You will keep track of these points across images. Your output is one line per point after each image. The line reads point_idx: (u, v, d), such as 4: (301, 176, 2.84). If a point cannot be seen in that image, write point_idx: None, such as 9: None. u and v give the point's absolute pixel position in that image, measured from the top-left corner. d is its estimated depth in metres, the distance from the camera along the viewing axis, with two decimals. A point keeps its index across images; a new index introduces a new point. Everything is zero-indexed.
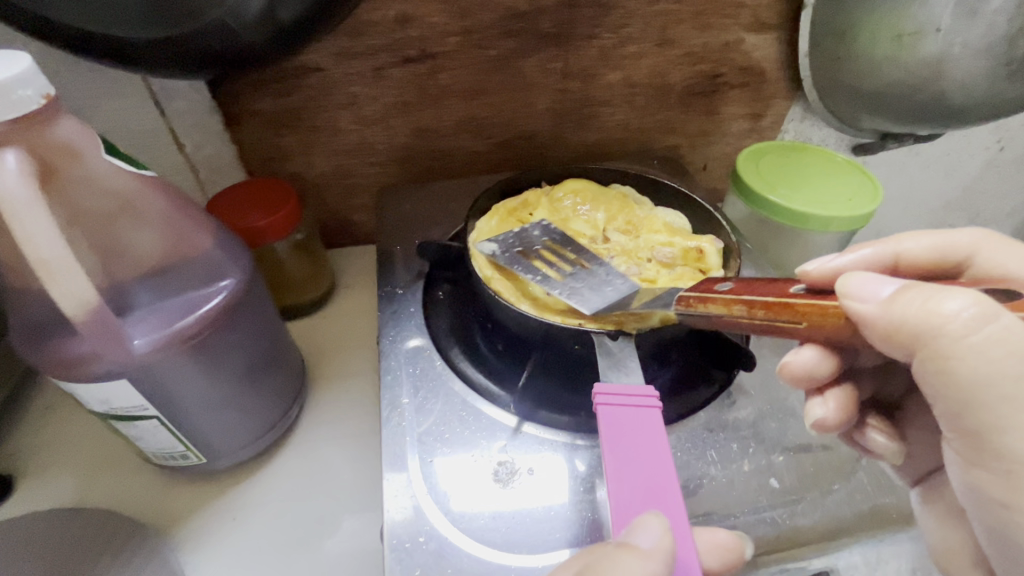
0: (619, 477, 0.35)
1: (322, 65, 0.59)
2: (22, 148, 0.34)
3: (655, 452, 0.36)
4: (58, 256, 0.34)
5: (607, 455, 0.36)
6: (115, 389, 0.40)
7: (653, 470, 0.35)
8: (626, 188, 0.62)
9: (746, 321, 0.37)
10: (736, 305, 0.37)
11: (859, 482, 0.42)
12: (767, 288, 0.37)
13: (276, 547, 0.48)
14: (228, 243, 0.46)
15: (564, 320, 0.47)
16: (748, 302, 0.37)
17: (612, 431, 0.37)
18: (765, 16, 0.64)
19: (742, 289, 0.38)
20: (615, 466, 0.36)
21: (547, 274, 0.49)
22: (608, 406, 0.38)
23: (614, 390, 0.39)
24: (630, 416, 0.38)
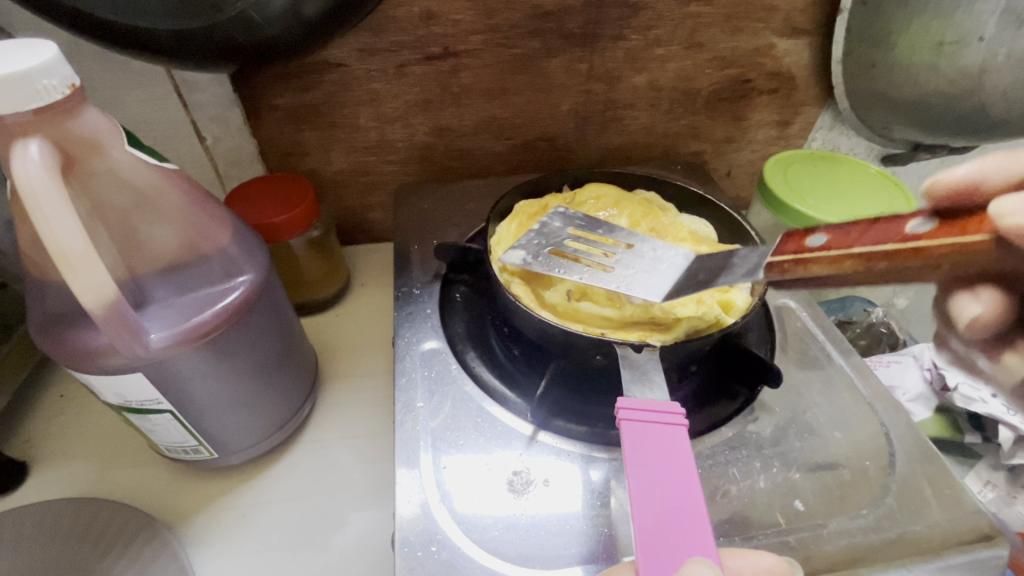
0: (644, 494, 0.34)
1: (344, 61, 0.59)
2: (45, 138, 0.34)
3: (679, 471, 0.35)
4: (77, 248, 0.34)
5: (631, 472, 0.35)
6: (129, 381, 0.40)
7: (677, 488, 0.34)
8: (650, 194, 0.60)
9: (858, 272, 0.37)
10: (845, 258, 0.37)
11: (889, 507, 0.40)
12: (877, 230, 0.37)
13: (283, 547, 0.47)
14: (244, 240, 0.46)
15: (586, 329, 0.47)
16: (856, 260, 0.37)
17: (636, 448, 0.36)
18: (797, 21, 0.62)
19: (843, 245, 0.38)
20: (637, 483, 0.35)
21: (591, 266, 0.46)
22: (631, 421, 0.37)
23: (639, 406, 0.38)
24: (652, 433, 0.37)
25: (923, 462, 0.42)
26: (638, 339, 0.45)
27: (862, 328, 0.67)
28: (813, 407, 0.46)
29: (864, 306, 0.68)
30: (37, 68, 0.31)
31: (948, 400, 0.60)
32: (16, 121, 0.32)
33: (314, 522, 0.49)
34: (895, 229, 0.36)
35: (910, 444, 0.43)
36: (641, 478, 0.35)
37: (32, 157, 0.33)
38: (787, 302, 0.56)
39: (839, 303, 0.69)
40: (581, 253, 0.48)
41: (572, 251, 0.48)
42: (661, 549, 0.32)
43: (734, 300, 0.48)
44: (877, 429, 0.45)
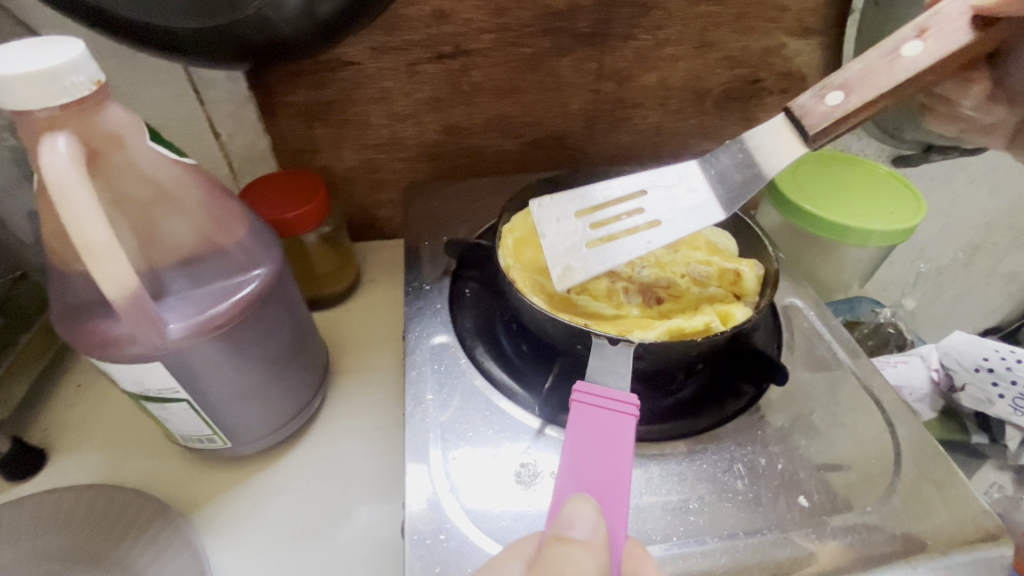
0: (572, 467, 0.35)
1: (357, 59, 0.59)
2: (72, 133, 0.35)
3: (615, 452, 0.36)
4: (101, 240, 0.35)
5: (567, 446, 0.36)
6: (147, 370, 0.41)
7: (606, 467, 0.35)
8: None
9: (890, 98, 0.41)
10: (875, 104, 0.40)
11: (894, 505, 0.40)
12: (885, 63, 0.40)
13: (294, 535, 0.48)
14: (259, 234, 0.47)
15: (573, 319, 0.48)
16: (885, 97, 0.40)
17: (579, 426, 0.37)
18: (809, 21, 0.62)
19: (872, 90, 0.40)
20: (572, 457, 0.36)
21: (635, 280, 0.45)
22: (582, 402, 0.38)
23: (593, 389, 0.38)
24: (602, 416, 0.37)
25: (929, 461, 0.42)
26: (618, 333, 0.46)
27: (870, 328, 0.68)
28: (819, 406, 0.47)
29: (872, 306, 0.68)
30: (67, 65, 0.32)
31: (955, 399, 0.59)
32: (44, 115, 0.34)
33: (324, 512, 0.50)
34: (896, 62, 0.40)
35: (916, 444, 0.43)
36: (577, 454, 0.36)
37: (59, 151, 0.34)
38: (794, 301, 0.56)
39: (847, 302, 0.68)
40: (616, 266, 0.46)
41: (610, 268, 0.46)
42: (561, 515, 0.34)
43: (734, 312, 0.47)
44: (883, 428, 0.45)
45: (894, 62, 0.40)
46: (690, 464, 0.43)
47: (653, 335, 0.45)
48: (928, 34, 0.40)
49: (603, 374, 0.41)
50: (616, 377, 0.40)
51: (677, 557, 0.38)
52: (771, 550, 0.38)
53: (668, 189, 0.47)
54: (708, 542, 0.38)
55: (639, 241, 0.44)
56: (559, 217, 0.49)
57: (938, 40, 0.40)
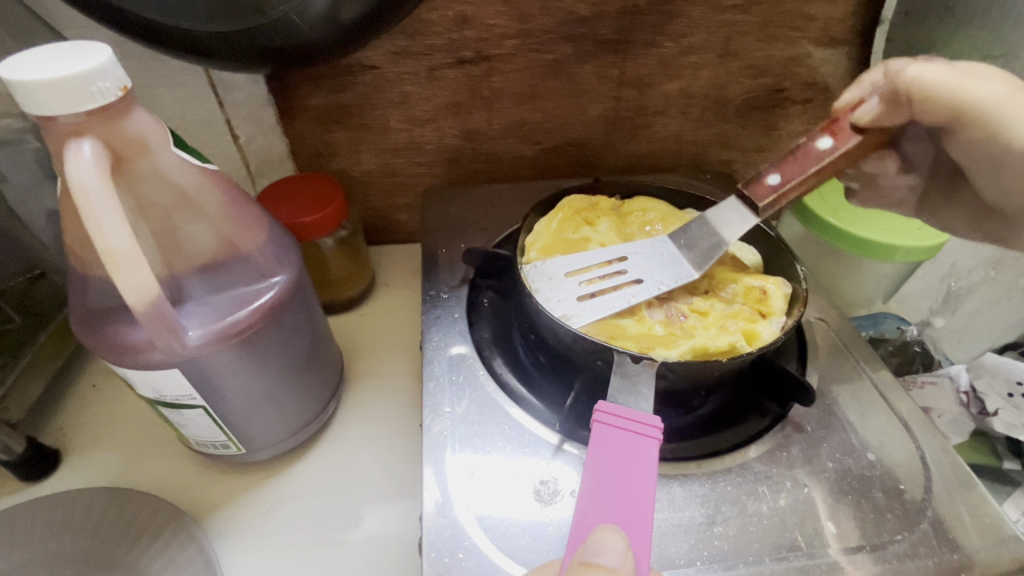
0: (594, 493, 0.34)
1: (377, 63, 0.59)
2: (98, 139, 0.35)
3: (638, 479, 0.35)
4: (125, 247, 0.34)
5: (588, 471, 0.35)
6: (166, 377, 0.41)
7: (629, 495, 0.34)
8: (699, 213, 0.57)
9: (813, 183, 0.42)
10: (802, 184, 0.41)
11: (925, 533, 0.39)
12: (803, 155, 0.42)
13: (308, 546, 0.48)
14: (278, 240, 0.46)
15: (594, 330, 0.46)
16: (812, 177, 0.41)
17: (599, 450, 0.36)
18: (836, 30, 0.61)
19: (795, 171, 0.41)
20: (594, 482, 0.35)
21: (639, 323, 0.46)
22: (602, 423, 0.37)
23: (613, 410, 0.38)
24: (623, 438, 0.36)
25: (961, 488, 0.41)
26: (639, 350, 0.44)
27: (895, 345, 0.65)
28: (846, 428, 0.45)
29: (898, 323, 0.66)
30: (93, 70, 0.32)
31: (986, 425, 0.58)
32: (71, 121, 0.33)
33: (337, 522, 0.49)
34: (819, 154, 0.42)
35: (947, 469, 0.42)
36: (597, 480, 0.35)
37: (86, 157, 0.33)
38: (819, 317, 0.55)
39: (870, 319, 0.67)
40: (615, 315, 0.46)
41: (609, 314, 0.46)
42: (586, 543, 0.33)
43: (760, 332, 0.46)
44: (912, 452, 0.44)
45: (809, 147, 0.42)
46: (714, 485, 0.42)
47: (676, 353, 0.44)
48: (832, 130, 0.43)
49: (628, 394, 0.40)
50: (641, 399, 0.40)
51: None
52: None
53: (645, 252, 0.50)
54: (733, 566, 0.37)
55: (625, 298, 0.47)
56: (548, 276, 0.49)
57: (843, 135, 0.42)
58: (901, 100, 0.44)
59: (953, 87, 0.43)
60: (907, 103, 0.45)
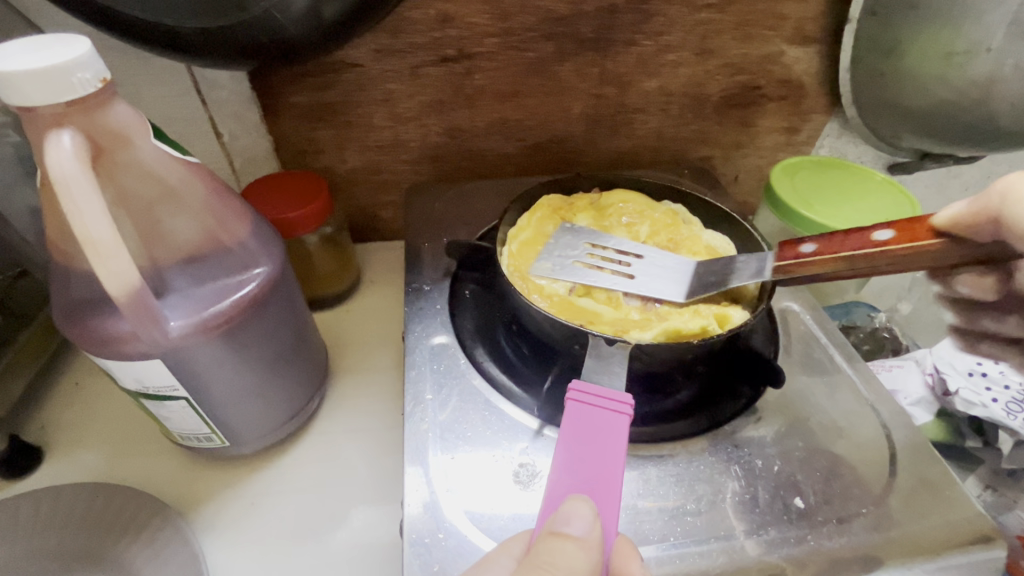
0: (567, 466, 0.36)
1: (360, 61, 0.60)
2: (77, 130, 0.35)
3: (611, 454, 0.36)
4: (104, 236, 0.35)
5: (562, 445, 0.36)
6: (147, 367, 0.41)
7: (601, 468, 0.35)
8: (677, 207, 0.59)
9: (851, 268, 0.42)
10: (835, 263, 0.42)
11: (889, 508, 0.40)
12: (853, 239, 0.42)
13: (291, 536, 0.48)
14: (261, 233, 0.47)
15: (573, 320, 0.47)
16: (849, 258, 0.41)
17: (573, 426, 0.37)
18: (808, 29, 0.63)
19: (833, 249, 0.42)
20: (567, 456, 0.36)
21: (612, 311, 0.49)
22: (577, 402, 0.38)
23: (588, 388, 0.38)
24: (596, 417, 0.37)
25: (924, 465, 0.43)
26: (614, 333, 0.46)
27: (866, 332, 0.67)
28: (816, 410, 0.47)
29: (868, 311, 0.68)
30: (72, 61, 0.32)
31: (949, 404, 0.59)
32: (50, 112, 0.34)
33: (323, 512, 0.50)
34: (864, 240, 0.41)
35: (911, 446, 0.44)
36: (570, 454, 0.36)
37: (65, 147, 0.34)
38: (791, 305, 0.56)
39: (843, 307, 0.69)
40: (592, 305, 0.49)
41: (584, 306, 0.49)
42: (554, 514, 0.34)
43: (731, 315, 0.48)
44: (879, 431, 0.45)
45: (865, 236, 0.41)
46: (688, 465, 0.43)
47: (650, 335, 0.46)
48: (903, 225, 0.41)
49: (604, 375, 0.41)
50: (615, 378, 0.41)
51: (675, 557, 0.38)
52: (769, 550, 0.38)
53: (664, 260, 0.51)
54: (705, 541, 0.39)
55: (607, 282, 0.49)
56: (568, 237, 0.54)
57: (912, 234, 0.40)
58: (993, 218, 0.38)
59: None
60: (987, 224, 0.38)
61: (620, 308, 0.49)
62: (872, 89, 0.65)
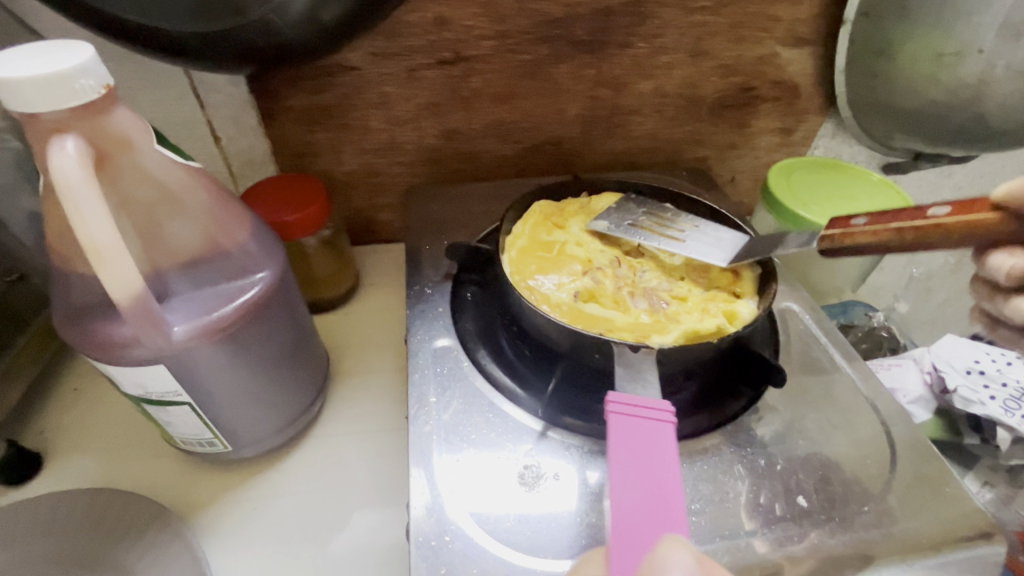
0: (626, 482, 0.36)
1: (357, 64, 0.60)
2: (81, 135, 0.35)
3: (661, 463, 0.37)
4: (108, 241, 0.35)
5: (613, 462, 0.37)
6: (151, 373, 0.41)
7: (656, 479, 0.36)
8: (669, 205, 0.59)
9: (903, 242, 0.40)
10: (884, 236, 0.41)
11: (889, 505, 0.41)
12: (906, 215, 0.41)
13: (296, 540, 0.48)
14: (263, 237, 0.47)
15: (587, 328, 0.47)
16: (898, 232, 0.40)
17: (619, 439, 0.38)
18: (801, 31, 0.64)
19: (884, 221, 0.41)
20: (622, 471, 0.37)
21: (625, 316, 0.49)
22: (618, 415, 0.39)
23: (626, 400, 0.40)
24: (640, 428, 0.39)
25: (924, 462, 0.43)
26: (636, 339, 0.46)
27: (864, 331, 0.68)
28: (817, 408, 0.47)
29: (866, 311, 0.69)
30: (76, 67, 0.32)
31: (946, 402, 0.60)
32: (53, 118, 0.34)
33: (327, 516, 0.50)
34: (918, 215, 0.40)
35: (910, 444, 0.44)
36: (623, 467, 0.37)
37: (69, 153, 0.34)
38: (790, 305, 0.56)
39: (841, 307, 0.69)
40: (604, 310, 0.49)
41: (595, 312, 0.49)
42: (630, 535, 0.33)
43: (739, 311, 0.48)
44: (878, 429, 0.46)
45: (919, 211, 0.40)
46: (691, 465, 0.44)
47: (670, 338, 0.46)
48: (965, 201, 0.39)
49: None
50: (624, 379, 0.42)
51: None
52: (772, 549, 0.39)
53: (717, 232, 0.53)
54: (709, 541, 0.39)
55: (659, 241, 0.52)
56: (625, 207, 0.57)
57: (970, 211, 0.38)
58: None
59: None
60: None
61: (631, 312, 0.49)
62: (865, 90, 0.66)
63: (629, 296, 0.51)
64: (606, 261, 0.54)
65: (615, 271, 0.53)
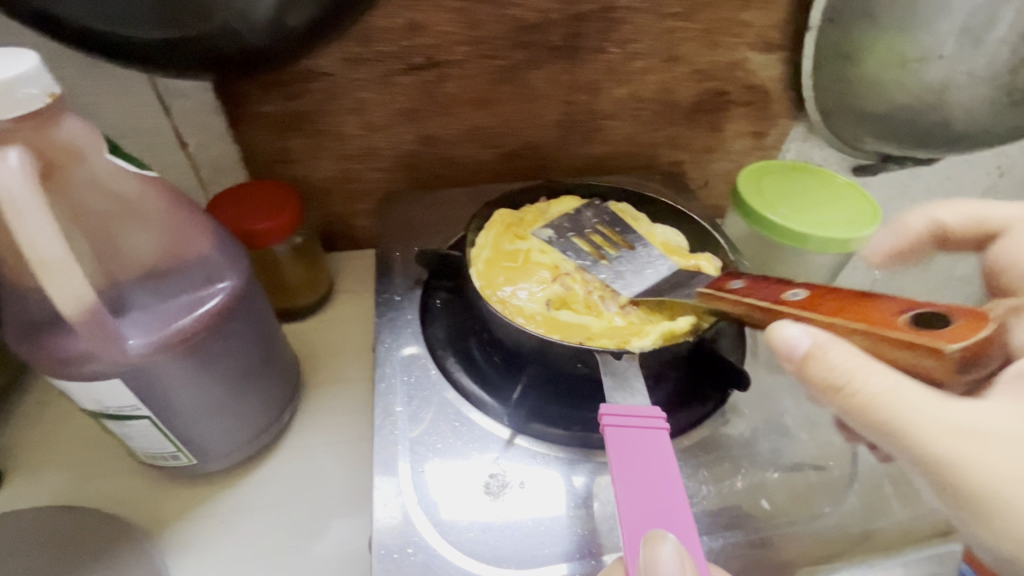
0: (633, 498, 0.35)
1: (329, 70, 0.59)
2: (24, 146, 0.34)
3: (666, 475, 0.36)
4: (56, 255, 0.34)
5: (618, 479, 0.35)
6: (106, 388, 0.40)
7: (663, 492, 0.35)
8: (626, 204, 0.60)
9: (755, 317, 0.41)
10: (738, 305, 0.42)
11: (851, 506, 0.41)
12: (772, 290, 0.42)
13: (263, 554, 0.48)
14: (225, 246, 0.46)
15: (565, 338, 0.47)
16: (747, 305, 0.41)
17: (619, 452, 0.37)
18: (772, 37, 0.64)
19: (748, 292, 0.42)
20: (627, 489, 0.35)
21: (600, 321, 0.49)
22: (614, 427, 0.38)
23: (620, 412, 0.38)
24: (638, 437, 0.37)
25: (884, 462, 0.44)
26: (616, 346, 0.45)
27: None
28: (783, 411, 0.48)
29: None
30: (17, 78, 0.32)
31: None
32: None
33: (296, 530, 0.49)
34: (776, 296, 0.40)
35: None
36: (628, 481, 0.35)
37: (11, 165, 0.33)
38: None
39: None
40: (579, 316, 0.49)
41: (569, 319, 0.48)
42: None
43: None
44: None
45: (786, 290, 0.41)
46: None
47: (649, 340, 0.45)
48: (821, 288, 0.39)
49: None
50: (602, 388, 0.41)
51: None
52: (736, 552, 0.39)
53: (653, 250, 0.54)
54: None
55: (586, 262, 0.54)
56: (570, 220, 0.58)
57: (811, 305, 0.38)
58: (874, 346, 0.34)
59: (928, 414, 0.31)
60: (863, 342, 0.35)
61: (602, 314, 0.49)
62: (834, 95, 0.67)
63: (602, 299, 0.50)
64: (573, 266, 0.53)
65: (584, 274, 0.52)
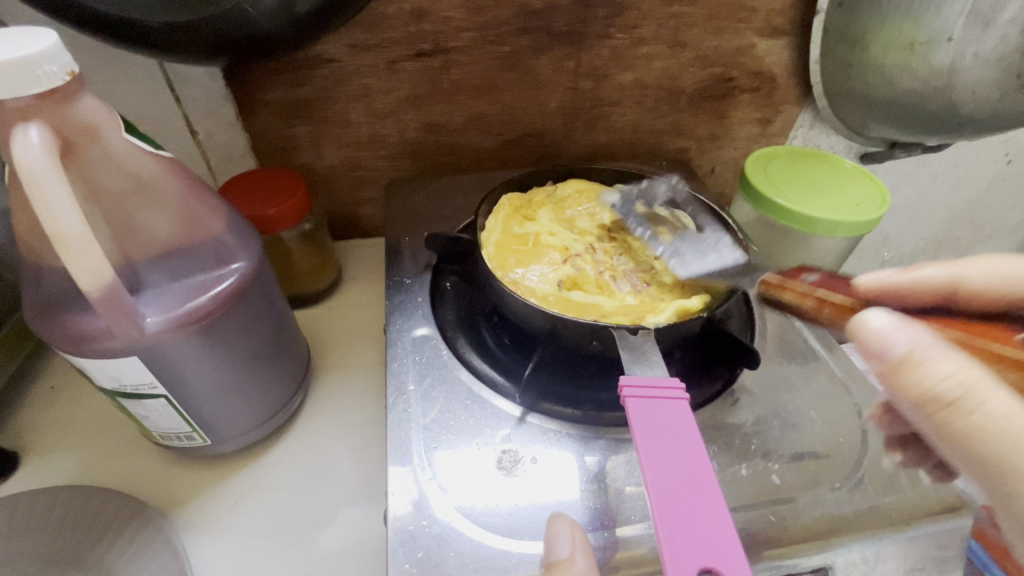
0: (655, 465, 0.35)
1: (336, 56, 0.60)
2: (44, 123, 0.35)
3: (689, 444, 0.36)
4: (75, 231, 0.34)
5: (641, 446, 0.36)
6: (125, 365, 0.41)
7: (685, 461, 0.35)
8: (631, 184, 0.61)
9: (810, 305, 0.45)
10: (808, 297, 0.45)
11: (860, 482, 0.42)
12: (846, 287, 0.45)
13: (277, 532, 0.48)
14: (237, 227, 0.47)
15: (580, 316, 0.47)
16: (815, 298, 0.44)
17: (640, 422, 0.37)
18: (777, 22, 0.65)
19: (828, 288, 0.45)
20: (650, 456, 0.35)
21: (613, 300, 0.50)
22: (634, 398, 0.38)
23: (639, 382, 0.39)
24: (656, 408, 0.38)
25: (891, 440, 0.45)
26: (631, 322, 0.46)
27: None
28: (791, 391, 0.48)
29: None
30: (39, 54, 0.32)
31: None
32: (16, 105, 0.33)
33: (308, 510, 0.50)
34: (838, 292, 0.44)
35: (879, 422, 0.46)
36: (651, 449, 0.36)
37: (32, 140, 0.33)
38: None
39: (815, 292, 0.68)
40: (591, 295, 0.50)
41: (581, 298, 0.49)
42: (678, 521, 0.33)
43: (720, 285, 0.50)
44: (850, 410, 0.47)
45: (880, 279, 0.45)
46: None
47: (664, 317, 0.46)
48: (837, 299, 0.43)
49: None
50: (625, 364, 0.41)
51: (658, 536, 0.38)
52: (745, 524, 0.39)
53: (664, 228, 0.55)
54: None
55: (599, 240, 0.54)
56: (579, 202, 0.59)
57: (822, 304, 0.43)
58: (919, 375, 0.36)
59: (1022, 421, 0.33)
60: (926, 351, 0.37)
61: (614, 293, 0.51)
62: (840, 81, 0.67)
63: (613, 280, 0.52)
64: (582, 248, 0.55)
65: (593, 257, 0.54)
